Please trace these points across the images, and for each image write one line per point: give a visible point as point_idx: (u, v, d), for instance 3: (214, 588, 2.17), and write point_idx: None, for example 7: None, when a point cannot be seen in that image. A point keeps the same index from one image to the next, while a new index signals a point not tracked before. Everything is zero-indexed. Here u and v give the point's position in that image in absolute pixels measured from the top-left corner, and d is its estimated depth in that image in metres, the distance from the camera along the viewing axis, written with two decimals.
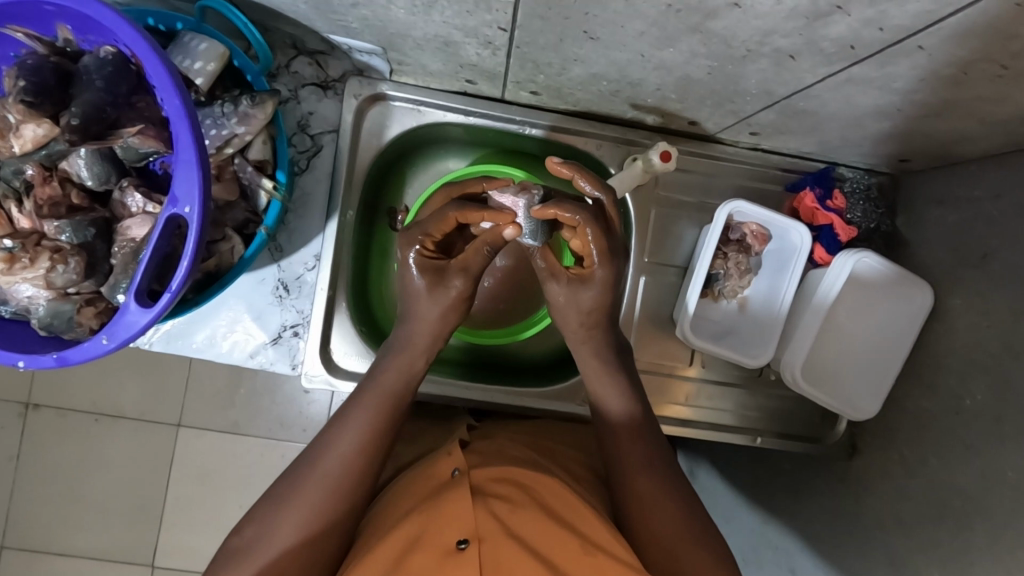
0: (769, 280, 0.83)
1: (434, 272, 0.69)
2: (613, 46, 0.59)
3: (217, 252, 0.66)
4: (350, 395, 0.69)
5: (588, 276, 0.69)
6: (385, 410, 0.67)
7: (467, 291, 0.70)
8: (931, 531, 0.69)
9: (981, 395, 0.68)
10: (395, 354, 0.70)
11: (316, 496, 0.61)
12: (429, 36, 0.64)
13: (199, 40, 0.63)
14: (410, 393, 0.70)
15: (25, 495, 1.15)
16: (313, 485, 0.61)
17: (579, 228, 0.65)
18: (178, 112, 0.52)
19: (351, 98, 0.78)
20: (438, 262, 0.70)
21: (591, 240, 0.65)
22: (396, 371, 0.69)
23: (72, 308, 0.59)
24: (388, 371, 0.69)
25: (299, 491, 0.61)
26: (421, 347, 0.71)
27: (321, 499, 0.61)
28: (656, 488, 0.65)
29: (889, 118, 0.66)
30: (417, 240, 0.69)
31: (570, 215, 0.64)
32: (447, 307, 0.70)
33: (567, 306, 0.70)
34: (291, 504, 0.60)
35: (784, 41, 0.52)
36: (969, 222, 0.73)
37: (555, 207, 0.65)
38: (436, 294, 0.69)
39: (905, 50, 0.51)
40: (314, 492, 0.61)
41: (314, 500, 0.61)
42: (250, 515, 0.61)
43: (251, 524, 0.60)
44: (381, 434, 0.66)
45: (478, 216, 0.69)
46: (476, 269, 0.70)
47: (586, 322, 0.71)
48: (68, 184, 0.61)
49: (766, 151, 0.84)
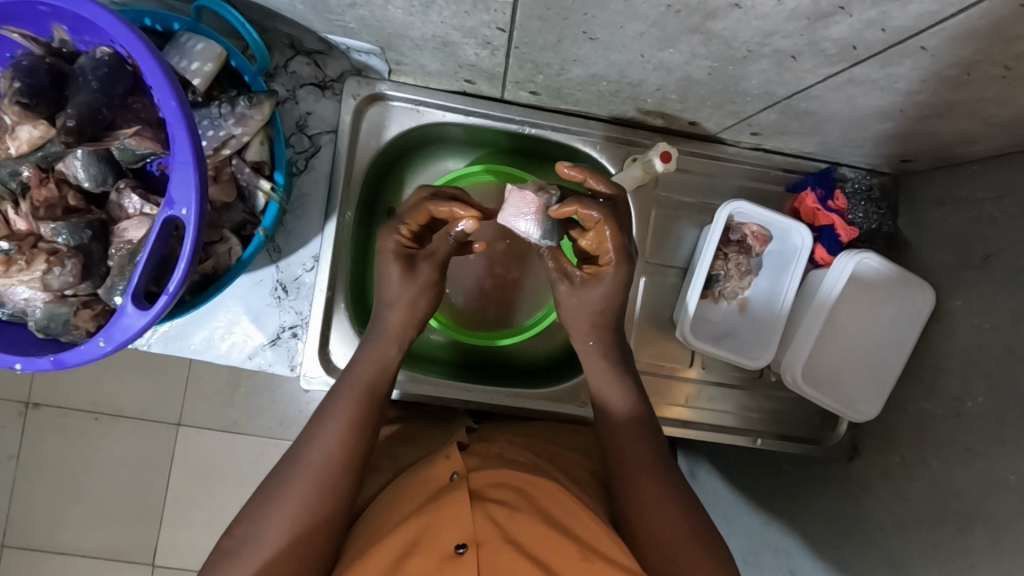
0: (770, 280, 0.83)
1: (408, 260, 0.70)
2: (613, 46, 0.58)
3: (215, 254, 0.66)
4: (324, 394, 0.69)
5: (601, 274, 0.69)
6: (365, 405, 0.67)
7: (436, 276, 0.72)
8: (932, 533, 0.69)
9: (982, 397, 0.68)
10: (373, 344, 0.70)
11: (312, 497, 0.61)
12: (427, 36, 0.63)
13: (196, 40, 0.63)
14: (386, 382, 0.70)
15: (26, 494, 1.15)
16: (309, 485, 0.61)
17: (598, 225, 0.66)
18: (174, 114, 0.52)
19: (350, 98, 0.77)
20: (411, 250, 0.71)
21: (608, 239, 0.66)
22: (372, 363, 0.69)
23: (69, 311, 0.59)
24: (365, 364, 0.69)
25: (294, 491, 0.61)
26: (394, 334, 0.71)
27: (316, 500, 0.61)
28: (658, 489, 0.66)
29: (891, 118, 0.65)
30: (395, 230, 0.70)
31: (591, 212, 0.65)
32: (416, 293, 0.71)
33: (573, 304, 0.71)
34: (286, 505, 0.60)
35: (786, 42, 0.52)
36: (971, 223, 0.72)
37: (577, 203, 0.65)
38: (408, 280, 0.70)
39: (907, 51, 0.50)
40: (310, 492, 0.61)
41: (309, 501, 0.60)
42: (242, 514, 0.61)
43: (243, 524, 0.60)
44: (363, 432, 0.66)
45: (447, 211, 0.69)
46: (442, 255, 0.73)
47: (597, 322, 0.71)
48: (64, 186, 0.61)
49: (767, 151, 0.84)
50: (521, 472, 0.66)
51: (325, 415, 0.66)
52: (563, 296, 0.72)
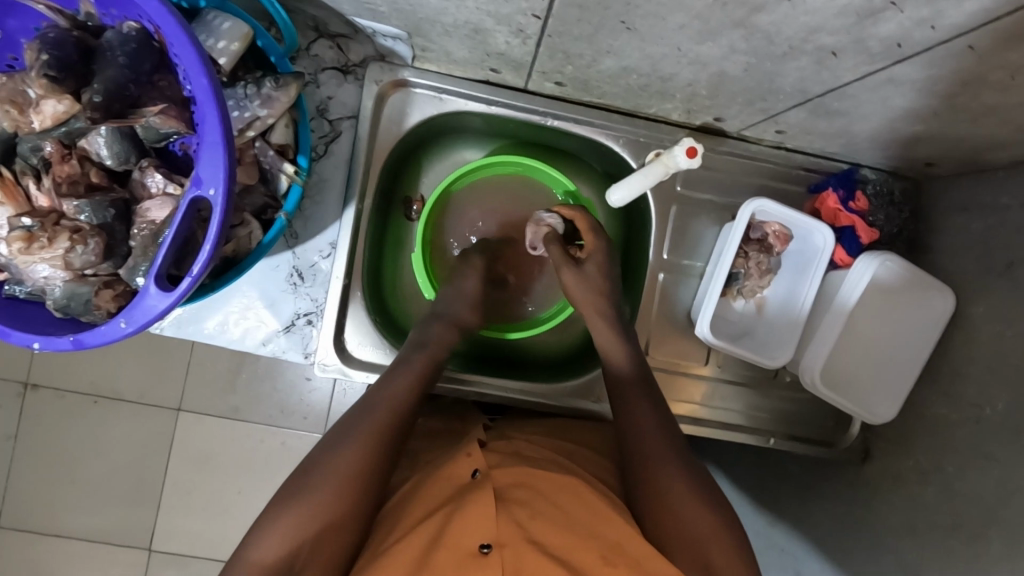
0: (790, 280, 0.82)
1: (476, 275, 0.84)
2: (650, 38, 0.57)
3: (236, 236, 0.64)
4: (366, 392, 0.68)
5: (591, 248, 0.79)
6: (399, 399, 0.66)
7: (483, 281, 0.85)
8: (944, 539, 0.69)
9: (1003, 405, 0.67)
10: (420, 356, 0.71)
11: (340, 485, 0.59)
12: (459, 22, 0.62)
13: (223, 18, 0.62)
14: (426, 385, 0.70)
15: (23, 476, 1.14)
16: (330, 478, 0.59)
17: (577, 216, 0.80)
18: (205, 92, 0.51)
19: (372, 84, 0.76)
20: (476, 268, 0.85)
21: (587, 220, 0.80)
22: (417, 370, 0.70)
23: (90, 291, 0.58)
24: (408, 372, 0.69)
25: (319, 481, 0.59)
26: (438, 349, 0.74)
27: (337, 499, 0.58)
28: (684, 475, 0.63)
29: (922, 120, 0.65)
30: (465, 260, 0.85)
31: (570, 208, 0.81)
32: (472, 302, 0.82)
33: (583, 287, 0.77)
34: (314, 494, 0.58)
35: (831, 38, 0.51)
36: (994, 229, 0.72)
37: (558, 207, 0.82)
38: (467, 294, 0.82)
39: (953, 51, 0.50)
40: (341, 483, 0.59)
41: (341, 492, 0.59)
42: (272, 502, 0.59)
43: (274, 507, 0.58)
44: (397, 423, 0.65)
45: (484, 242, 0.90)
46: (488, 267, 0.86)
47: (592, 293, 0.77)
48: (87, 163, 0.59)
49: (789, 150, 0.83)
50: (546, 472, 0.65)
51: (359, 412, 0.65)
52: (571, 281, 0.78)
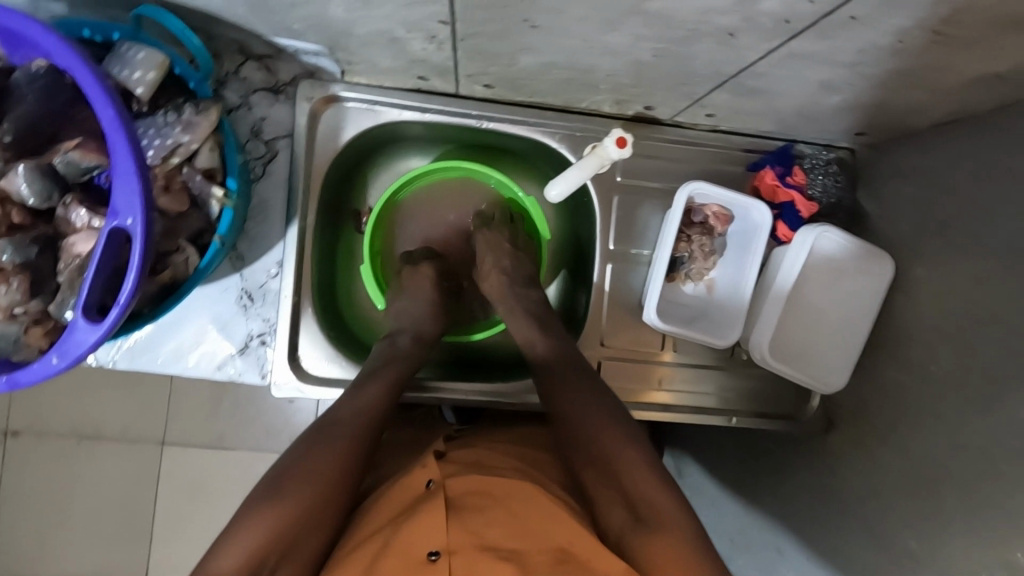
0: (735, 261, 0.84)
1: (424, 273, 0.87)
2: (556, 33, 0.59)
3: (171, 263, 0.65)
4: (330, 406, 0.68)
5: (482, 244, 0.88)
6: (363, 411, 0.66)
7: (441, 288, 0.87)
8: (900, 500, 0.70)
9: (944, 362, 0.68)
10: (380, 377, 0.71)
11: (305, 493, 0.58)
12: (373, 33, 0.63)
13: (136, 49, 0.62)
14: (392, 397, 0.70)
15: (11, 524, 1.13)
16: (294, 488, 0.58)
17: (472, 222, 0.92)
18: (112, 123, 0.51)
19: (304, 101, 0.77)
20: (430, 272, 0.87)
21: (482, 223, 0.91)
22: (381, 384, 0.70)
23: (18, 330, 0.58)
24: (372, 385, 0.69)
25: (284, 491, 0.58)
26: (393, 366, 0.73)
27: (302, 506, 0.57)
28: (643, 458, 0.63)
29: (838, 90, 0.66)
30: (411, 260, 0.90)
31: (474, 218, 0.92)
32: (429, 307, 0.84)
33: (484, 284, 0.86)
34: (278, 503, 0.57)
35: (724, 19, 0.53)
36: (925, 191, 0.73)
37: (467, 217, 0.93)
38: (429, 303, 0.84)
39: (839, 21, 0.51)
40: (309, 493, 0.58)
41: (306, 503, 0.58)
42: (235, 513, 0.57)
43: (234, 518, 0.56)
44: (363, 435, 0.65)
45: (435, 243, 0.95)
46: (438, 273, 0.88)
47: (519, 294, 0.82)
48: (7, 203, 0.59)
49: (725, 131, 0.84)
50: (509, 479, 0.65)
51: (322, 426, 0.64)
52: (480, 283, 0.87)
